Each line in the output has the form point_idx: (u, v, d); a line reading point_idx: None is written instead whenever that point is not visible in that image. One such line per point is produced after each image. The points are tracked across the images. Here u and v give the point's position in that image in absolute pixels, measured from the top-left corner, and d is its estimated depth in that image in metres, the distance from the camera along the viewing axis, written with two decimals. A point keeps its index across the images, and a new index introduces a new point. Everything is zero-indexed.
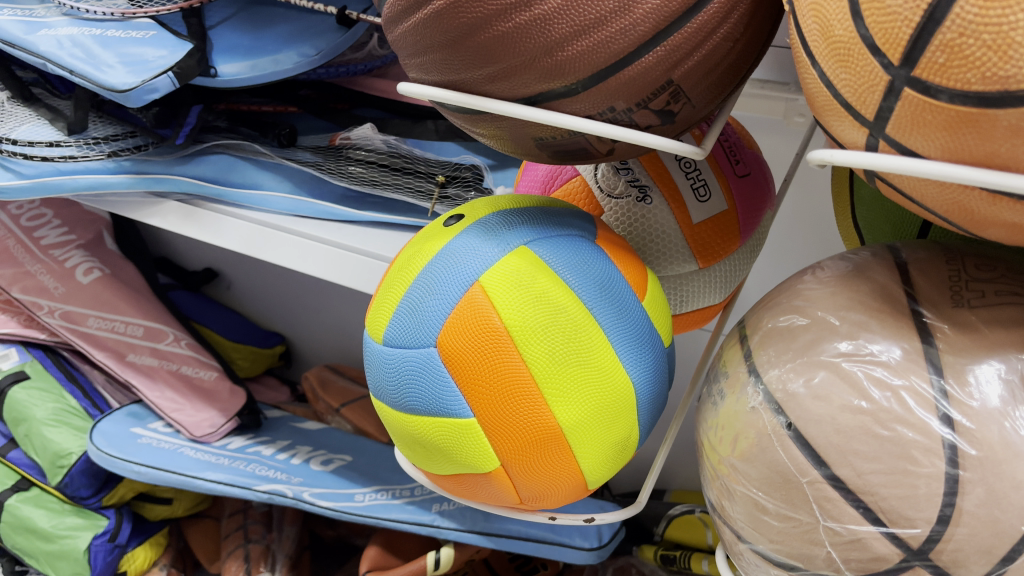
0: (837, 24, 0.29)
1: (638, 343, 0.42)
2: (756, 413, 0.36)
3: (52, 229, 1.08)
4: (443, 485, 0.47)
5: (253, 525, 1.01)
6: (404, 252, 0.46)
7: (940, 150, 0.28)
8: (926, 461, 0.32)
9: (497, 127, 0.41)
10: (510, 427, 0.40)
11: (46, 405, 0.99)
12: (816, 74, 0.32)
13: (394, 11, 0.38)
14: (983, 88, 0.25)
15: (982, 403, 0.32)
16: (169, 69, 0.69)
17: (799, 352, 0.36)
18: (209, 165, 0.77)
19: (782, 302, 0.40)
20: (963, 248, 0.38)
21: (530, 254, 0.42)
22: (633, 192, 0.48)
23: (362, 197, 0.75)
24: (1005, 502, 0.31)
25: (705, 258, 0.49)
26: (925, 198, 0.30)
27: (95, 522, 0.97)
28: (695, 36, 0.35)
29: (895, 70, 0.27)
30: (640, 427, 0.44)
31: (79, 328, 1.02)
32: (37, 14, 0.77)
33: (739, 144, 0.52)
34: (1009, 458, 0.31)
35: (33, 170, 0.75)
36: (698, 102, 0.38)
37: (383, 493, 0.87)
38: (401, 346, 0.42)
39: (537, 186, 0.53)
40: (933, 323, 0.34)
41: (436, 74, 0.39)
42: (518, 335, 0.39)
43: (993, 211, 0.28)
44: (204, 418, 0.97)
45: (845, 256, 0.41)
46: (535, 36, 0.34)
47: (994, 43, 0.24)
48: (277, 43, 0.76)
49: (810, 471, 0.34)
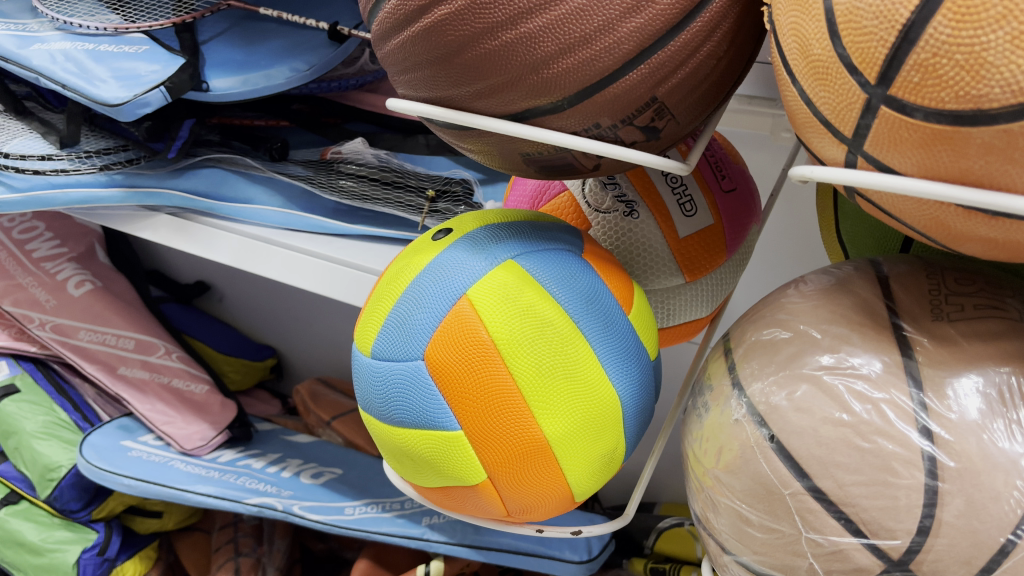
0: (815, 43, 0.29)
1: (624, 356, 0.43)
2: (740, 425, 0.37)
3: (44, 242, 1.08)
4: (431, 497, 0.47)
5: (244, 538, 1.01)
6: (392, 266, 0.47)
7: (916, 167, 0.28)
8: (906, 472, 0.32)
9: (485, 142, 0.41)
10: (497, 439, 0.40)
11: (36, 417, 0.99)
12: (796, 92, 0.32)
13: (382, 28, 0.39)
14: (957, 107, 0.26)
15: (961, 415, 0.32)
16: (161, 83, 0.70)
17: (781, 365, 0.37)
18: (200, 178, 0.77)
19: (766, 315, 0.40)
20: (943, 263, 0.39)
21: (516, 268, 0.42)
22: (620, 207, 0.49)
23: (353, 210, 0.76)
24: (984, 514, 0.31)
25: (692, 272, 0.49)
26: (903, 214, 0.31)
27: (85, 536, 0.97)
28: (679, 54, 0.35)
29: (872, 88, 0.28)
30: (627, 439, 0.44)
31: (70, 341, 1.02)
32: (31, 28, 0.78)
33: (725, 160, 0.53)
34: (987, 470, 0.31)
35: (24, 183, 0.75)
36: (683, 118, 0.39)
37: (373, 506, 0.87)
38: (389, 359, 0.42)
39: (525, 201, 0.54)
40: (913, 336, 0.35)
41: (425, 90, 0.40)
42: (504, 348, 0.40)
43: (969, 227, 0.29)
44: (195, 431, 0.97)
45: (828, 270, 0.41)
46: (521, 53, 0.35)
47: (967, 63, 0.25)
48: (270, 58, 0.77)
49: (792, 483, 0.34)
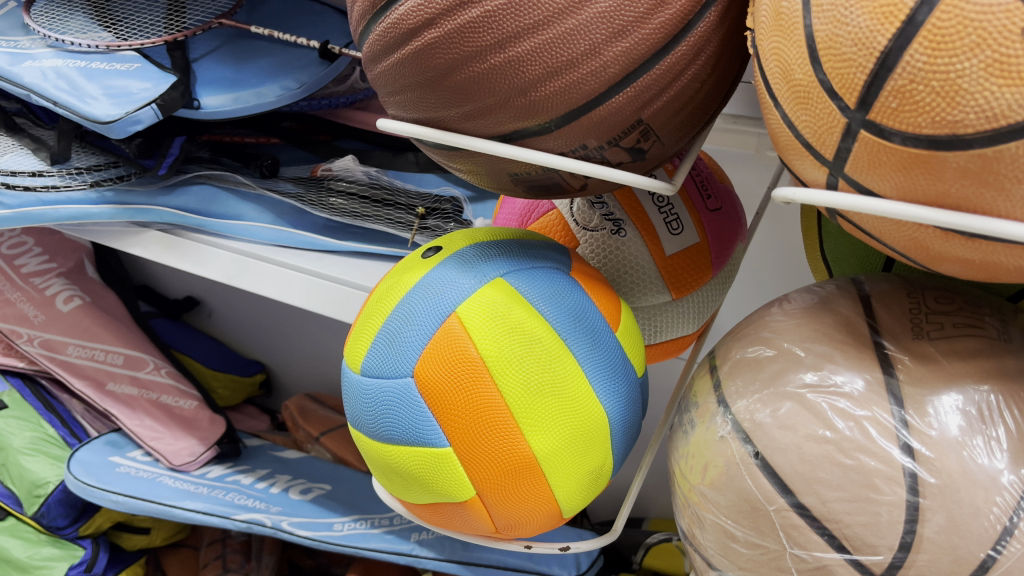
0: (796, 68, 0.30)
1: (612, 372, 0.43)
2: (725, 442, 0.37)
3: (34, 257, 1.07)
4: (419, 513, 0.47)
5: (233, 554, 1.02)
6: (383, 282, 0.47)
7: (894, 189, 0.29)
8: (888, 489, 0.32)
9: (474, 163, 0.42)
10: (485, 455, 0.41)
11: (24, 433, 0.99)
12: (778, 115, 0.33)
13: (373, 50, 0.40)
14: (933, 132, 0.26)
15: (941, 432, 0.33)
16: (153, 100, 0.70)
17: (765, 383, 0.37)
18: (190, 196, 0.78)
19: (750, 333, 0.41)
20: (924, 281, 0.39)
21: (505, 286, 0.43)
22: (607, 225, 0.50)
23: (344, 227, 0.77)
24: (964, 529, 0.32)
25: (678, 289, 0.50)
26: (883, 234, 0.32)
27: (71, 553, 0.98)
28: (663, 78, 0.36)
29: (851, 112, 0.28)
30: (615, 455, 0.45)
31: (58, 357, 1.02)
32: (23, 46, 0.78)
33: (710, 179, 0.53)
34: (967, 486, 0.32)
35: (15, 200, 0.75)
36: (668, 140, 0.40)
37: (362, 523, 0.87)
38: (377, 376, 0.43)
39: (514, 219, 0.54)
40: (894, 354, 0.35)
41: (414, 111, 0.40)
42: (493, 365, 0.40)
43: (946, 247, 0.30)
44: (184, 447, 0.97)
45: (811, 288, 0.42)
46: (510, 76, 0.36)
47: (942, 89, 0.25)
48: (260, 76, 0.78)
49: (777, 499, 0.35)
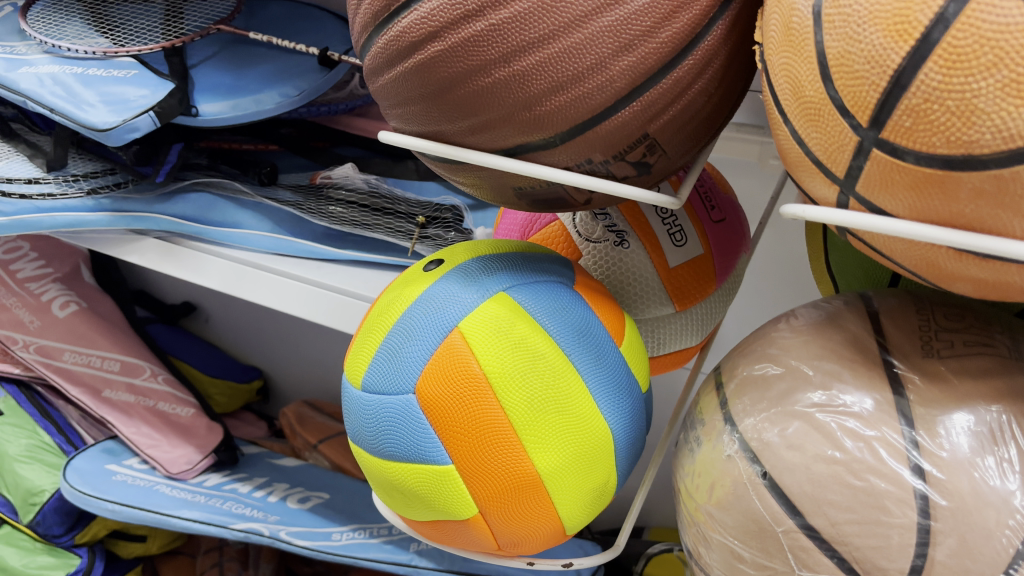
0: (807, 85, 0.30)
1: (616, 388, 0.43)
2: (732, 461, 0.37)
3: (30, 262, 1.06)
4: (421, 530, 0.47)
5: (229, 562, 1.02)
6: (383, 295, 0.46)
7: (907, 209, 0.28)
8: (899, 511, 0.32)
9: (477, 176, 0.42)
10: (489, 473, 0.40)
11: (19, 441, 0.98)
12: (788, 132, 0.32)
13: (374, 63, 0.39)
14: (948, 151, 0.26)
15: (953, 453, 0.32)
16: (150, 108, 0.70)
17: (773, 401, 0.37)
18: (188, 203, 0.77)
19: (756, 349, 0.40)
20: (933, 298, 0.39)
21: (508, 300, 0.42)
22: (610, 237, 0.49)
23: (343, 235, 0.76)
24: (976, 553, 0.31)
25: (682, 301, 0.49)
26: (894, 253, 0.31)
27: (66, 561, 0.96)
28: (670, 91, 0.35)
29: (864, 130, 0.28)
30: (619, 472, 0.44)
31: (54, 363, 1.01)
32: (19, 51, 0.78)
33: (714, 190, 0.53)
34: (979, 508, 0.31)
35: (11, 208, 0.74)
36: (674, 153, 0.39)
37: (360, 532, 0.86)
38: (378, 391, 0.42)
39: (515, 230, 0.54)
40: (904, 373, 0.35)
41: (417, 124, 0.40)
42: (496, 381, 0.40)
43: (960, 267, 0.29)
44: (181, 455, 0.97)
45: (818, 304, 0.41)
46: (514, 90, 0.35)
47: (958, 109, 0.25)
48: (259, 82, 0.77)
49: (785, 521, 0.34)
